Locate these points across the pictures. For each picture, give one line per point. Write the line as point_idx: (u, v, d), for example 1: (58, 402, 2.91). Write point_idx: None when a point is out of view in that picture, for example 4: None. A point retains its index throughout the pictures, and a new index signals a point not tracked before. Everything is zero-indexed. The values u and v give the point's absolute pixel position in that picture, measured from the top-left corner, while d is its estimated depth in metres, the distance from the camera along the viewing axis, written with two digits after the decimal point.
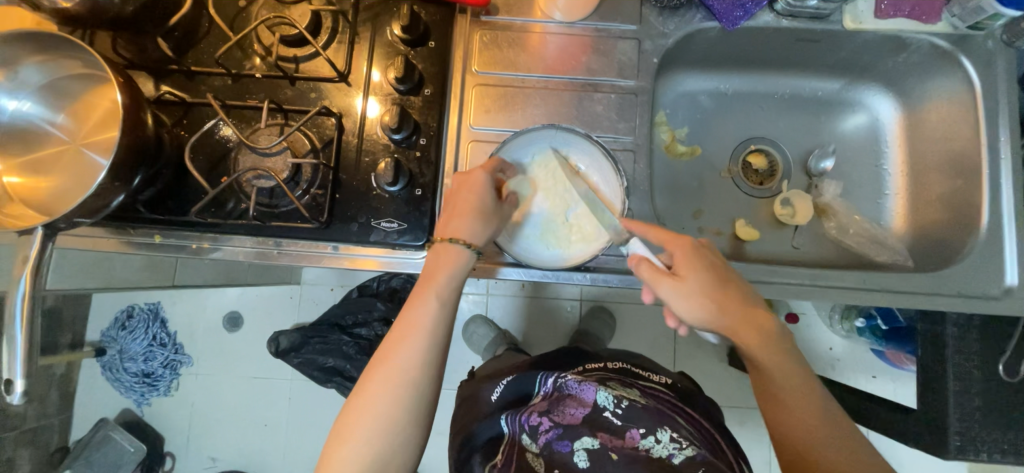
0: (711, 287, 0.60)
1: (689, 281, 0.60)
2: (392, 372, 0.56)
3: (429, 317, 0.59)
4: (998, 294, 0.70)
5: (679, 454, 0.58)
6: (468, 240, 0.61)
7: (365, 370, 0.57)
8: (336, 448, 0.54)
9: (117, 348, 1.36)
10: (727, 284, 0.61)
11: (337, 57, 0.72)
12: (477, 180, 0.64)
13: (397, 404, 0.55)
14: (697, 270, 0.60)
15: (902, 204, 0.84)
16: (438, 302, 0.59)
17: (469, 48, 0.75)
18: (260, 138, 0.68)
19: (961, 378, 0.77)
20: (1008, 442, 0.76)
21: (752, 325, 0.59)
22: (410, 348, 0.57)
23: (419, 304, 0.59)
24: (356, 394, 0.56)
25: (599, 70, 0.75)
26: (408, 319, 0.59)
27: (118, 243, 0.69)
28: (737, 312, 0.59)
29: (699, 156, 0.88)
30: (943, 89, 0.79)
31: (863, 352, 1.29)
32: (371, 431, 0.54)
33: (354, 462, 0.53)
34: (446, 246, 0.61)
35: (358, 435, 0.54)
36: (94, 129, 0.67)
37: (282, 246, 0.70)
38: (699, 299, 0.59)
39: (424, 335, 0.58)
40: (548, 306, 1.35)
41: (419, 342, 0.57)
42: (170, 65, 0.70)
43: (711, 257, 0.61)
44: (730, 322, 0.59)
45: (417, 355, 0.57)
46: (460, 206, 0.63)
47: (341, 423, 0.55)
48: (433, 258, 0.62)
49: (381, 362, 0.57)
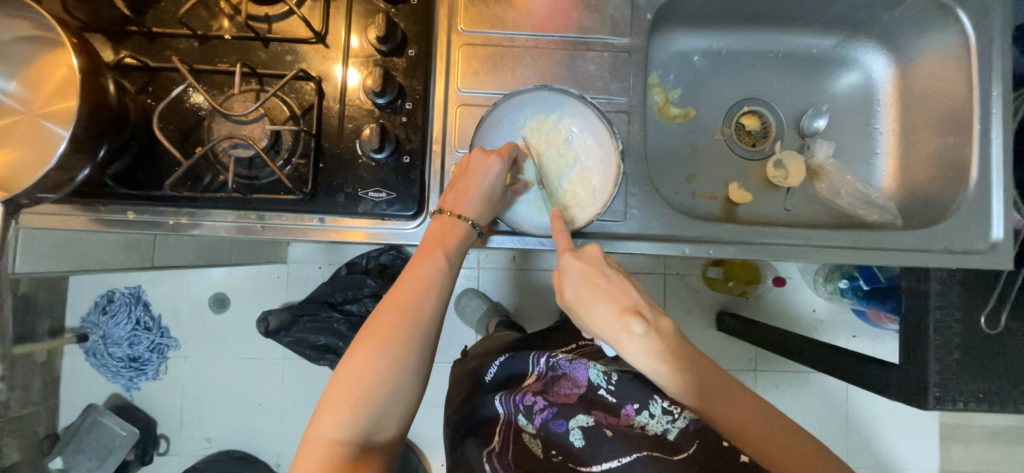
0: (582, 297, 0.57)
1: (567, 293, 0.58)
2: (401, 322, 0.54)
3: (439, 272, 0.58)
4: (983, 248, 0.71)
5: (673, 428, 0.56)
6: (474, 220, 0.62)
7: (369, 318, 0.55)
8: (338, 394, 0.52)
9: (100, 333, 1.32)
10: (609, 289, 0.56)
11: (312, 16, 0.67)
12: (493, 166, 0.61)
13: (406, 352, 0.53)
14: (572, 278, 0.57)
15: (892, 163, 0.84)
16: (446, 260, 0.59)
17: (454, 5, 0.71)
18: (235, 105, 0.64)
19: (942, 332, 0.79)
20: (983, 391, 0.80)
21: (628, 330, 0.54)
22: (420, 302, 0.56)
23: (427, 259, 0.58)
24: (363, 339, 0.54)
25: (592, 28, 0.72)
26: (416, 273, 0.57)
27: (89, 222, 0.65)
28: (611, 324, 0.55)
29: (692, 119, 0.86)
30: (936, 43, 0.78)
31: (845, 313, 1.33)
32: (376, 380, 0.52)
33: (362, 404, 0.51)
34: (455, 224, 0.61)
35: (364, 380, 0.52)
36: (49, 96, 0.61)
37: (265, 219, 0.67)
38: (577, 310, 0.58)
39: (435, 288, 0.57)
40: (539, 277, 1.35)
41: (430, 293, 0.56)
42: (129, 26, 0.65)
43: (585, 268, 0.57)
44: (610, 330, 0.55)
45: (429, 307, 0.56)
46: (472, 187, 0.61)
47: (343, 369, 0.53)
48: (437, 231, 0.61)
49: (389, 311, 0.55)
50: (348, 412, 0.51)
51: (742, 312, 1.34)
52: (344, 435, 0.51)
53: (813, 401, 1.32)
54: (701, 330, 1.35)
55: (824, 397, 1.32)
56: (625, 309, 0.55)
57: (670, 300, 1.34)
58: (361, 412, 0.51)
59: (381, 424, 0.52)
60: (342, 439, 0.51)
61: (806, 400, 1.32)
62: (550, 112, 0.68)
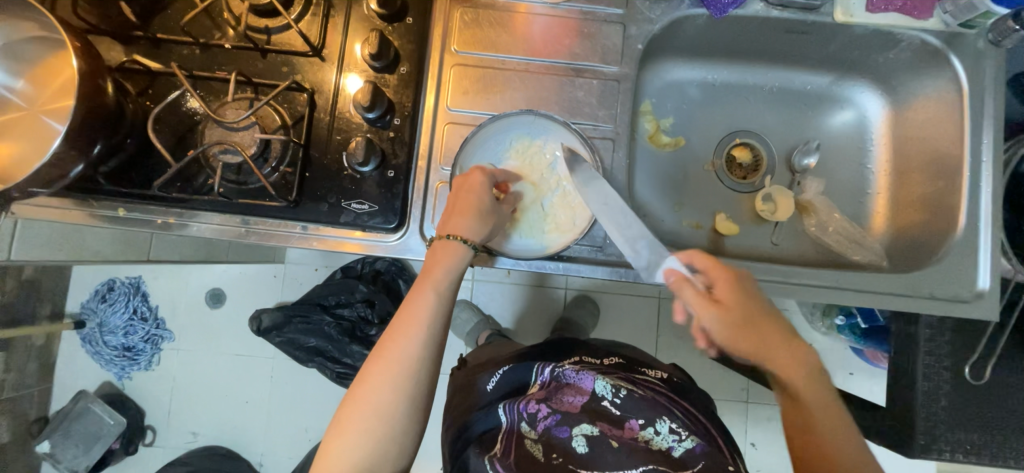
0: (748, 316, 0.58)
1: (729, 308, 0.58)
2: (390, 366, 0.54)
3: (429, 309, 0.57)
4: (970, 297, 0.70)
5: (679, 446, 0.61)
6: (472, 238, 0.60)
7: (365, 362, 0.56)
8: (331, 443, 0.52)
9: (97, 320, 1.35)
10: (775, 316, 0.60)
11: (310, 30, 0.69)
12: (478, 180, 0.63)
13: (396, 395, 0.53)
14: (749, 302, 0.59)
15: (882, 203, 0.83)
16: (436, 296, 0.58)
17: (449, 26, 0.73)
18: (227, 112, 0.66)
19: (930, 378, 0.78)
20: (971, 443, 0.77)
21: (800, 359, 0.58)
22: (408, 342, 0.55)
23: (418, 298, 0.58)
24: (355, 385, 0.54)
25: (583, 55, 0.73)
26: (407, 312, 0.57)
27: (82, 216, 0.68)
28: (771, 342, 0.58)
29: (683, 148, 0.86)
30: (930, 87, 0.77)
31: (842, 350, 1.29)
32: (367, 427, 0.52)
33: (352, 454, 0.52)
34: (451, 244, 0.60)
35: (356, 429, 0.52)
36: (52, 95, 0.64)
37: (251, 224, 0.68)
38: (739, 326, 0.57)
39: (424, 327, 0.56)
40: (532, 293, 1.35)
41: (417, 334, 0.56)
42: (135, 32, 0.67)
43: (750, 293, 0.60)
44: (776, 352, 0.58)
45: (416, 347, 0.55)
46: (461, 204, 0.61)
47: (339, 417, 0.54)
48: (433, 256, 0.60)
49: (380, 355, 0.55)
50: (341, 461, 0.51)
51: None
52: None
53: None
54: (693, 358, 1.32)
55: None
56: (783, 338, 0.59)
57: (663, 325, 1.33)
58: (354, 457, 0.51)
59: (373, 472, 0.52)
60: None
61: None
62: (535, 136, 0.69)
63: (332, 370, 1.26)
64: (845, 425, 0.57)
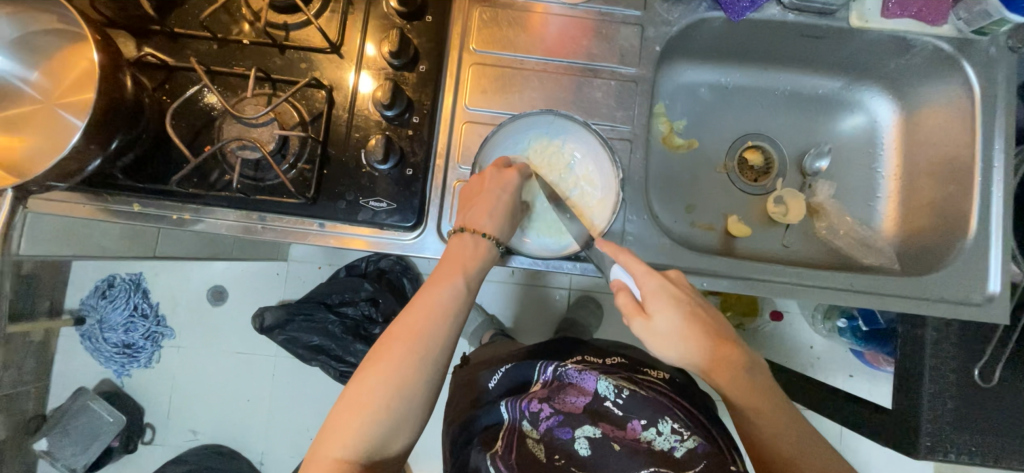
0: (679, 325, 0.56)
1: (659, 321, 0.57)
2: (412, 346, 0.54)
3: (455, 296, 0.57)
4: (979, 300, 0.71)
5: (681, 446, 0.59)
6: (497, 237, 0.62)
7: (382, 339, 0.55)
8: (344, 413, 0.52)
9: (97, 317, 1.34)
10: (712, 320, 0.58)
11: (329, 27, 0.69)
12: (511, 179, 0.63)
13: (417, 376, 0.53)
14: (677, 311, 0.57)
15: (893, 207, 0.84)
16: (464, 285, 0.58)
17: (468, 25, 0.73)
18: (247, 108, 0.65)
19: (937, 380, 0.79)
20: (976, 444, 0.78)
21: (726, 361, 0.56)
22: (433, 326, 0.55)
23: (444, 282, 0.58)
24: (373, 360, 0.53)
25: (600, 56, 0.73)
26: (431, 295, 0.57)
27: (94, 210, 0.67)
28: (712, 350, 0.56)
29: (695, 150, 0.87)
30: (941, 93, 0.78)
31: (842, 352, 1.28)
32: (384, 403, 0.52)
33: (367, 428, 0.51)
34: (478, 242, 0.61)
35: (373, 404, 0.52)
36: (67, 88, 0.63)
37: (267, 220, 0.68)
38: (671, 338, 0.56)
39: (450, 313, 0.56)
40: (536, 293, 1.35)
41: (441, 320, 0.55)
42: (152, 26, 0.67)
43: (682, 299, 0.57)
44: (699, 358, 0.56)
45: (442, 332, 0.55)
46: (492, 201, 0.62)
47: (353, 389, 0.53)
48: (457, 249, 0.61)
49: (402, 334, 0.54)
50: (355, 433, 0.51)
51: None
52: (350, 454, 0.51)
53: None
54: None
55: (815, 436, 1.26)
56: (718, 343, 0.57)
57: None
58: (366, 433, 0.51)
59: (386, 446, 0.52)
60: (346, 457, 0.51)
61: None
62: (553, 136, 0.69)
63: (335, 368, 1.25)
64: (781, 414, 0.58)
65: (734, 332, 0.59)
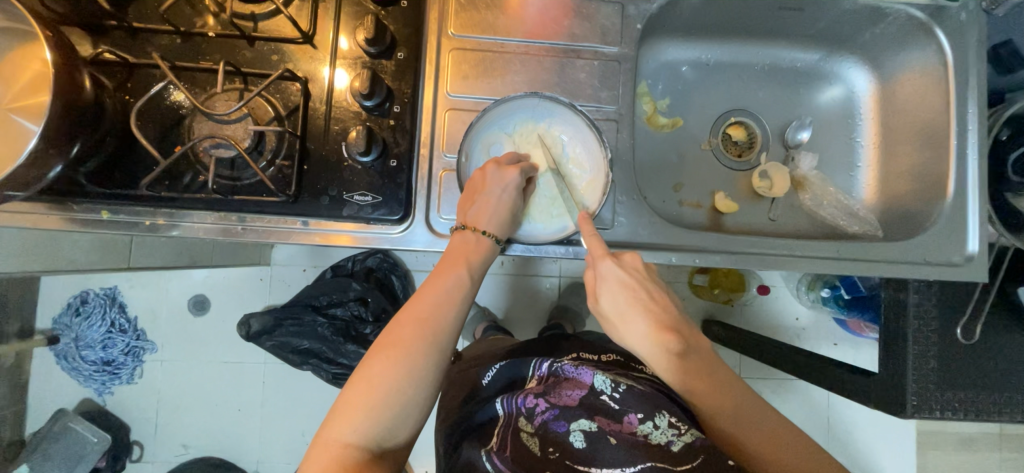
0: (625, 308, 0.58)
1: (604, 301, 0.60)
2: (423, 329, 0.52)
3: (462, 284, 0.56)
4: (960, 260, 0.73)
5: (678, 441, 0.51)
6: (497, 234, 0.61)
7: (391, 325, 0.53)
8: (353, 396, 0.49)
9: (72, 336, 1.27)
10: (661, 306, 0.59)
11: (300, 16, 0.66)
12: (510, 177, 0.62)
13: (430, 358, 0.51)
14: (622, 295, 0.59)
15: (873, 176, 0.85)
16: (467, 275, 0.57)
17: (445, 9, 0.71)
18: (217, 104, 0.62)
19: (920, 341, 0.81)
20: (959, 400, 0.81)
21: (663, 346, 0.56)
22: (443, 311, 0.54)
23: (451, 270, 0.57)
24: (385, 343, 0.52)
25: (582, 35, 0.72)
26: (438, 283, 0.56)
27: (60, 221, 0.63)
28: (653, 337, 0.57)
29: (680, 128, 0.87)
30: (916, 60, 0.80)
31: (826, 322, 1.32)
32: (396, 386, 0.50)
33: (378, 413, 0.49)
34: (479, 240, 0.60)
35: (385, 387, 0.49)
36: (20, 90, 0.59)
37: (246, 221, 0.65)
38: (617, 319, 0.59)
39: (458, 300, 0.55)
40: (527, 283, 1.34)
41: (451, 305, 0.54)
42: (108, 21, 0.63)
43: (631, 282, 0.59)
44: (637, 340, 0.58)
45: (451, 319, 0.54)
46: (492, 203, 0.61)
47: (363, 373, 0.50)
48: (458, 245, 0.60)
49: (412, 319, 0.53)
50: (366, 416, 0.49)
51: (728, 320, 1.32)
52: (359, 438, 0.48)
53: (796, 410, 1.29)
54: None
55: (803, 404, 1.29)
56: (660, 330, 0.57)
57: None
58: (376, 417, 0.49)
59: (395, 431, 0.50)
60: (356, 442, 0.48)
61: (788, 408, 1.29)
62: (539, 119, 0.68)
63: (327, 371, 1.22)
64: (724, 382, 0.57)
65: (683, 323, 0.59)
